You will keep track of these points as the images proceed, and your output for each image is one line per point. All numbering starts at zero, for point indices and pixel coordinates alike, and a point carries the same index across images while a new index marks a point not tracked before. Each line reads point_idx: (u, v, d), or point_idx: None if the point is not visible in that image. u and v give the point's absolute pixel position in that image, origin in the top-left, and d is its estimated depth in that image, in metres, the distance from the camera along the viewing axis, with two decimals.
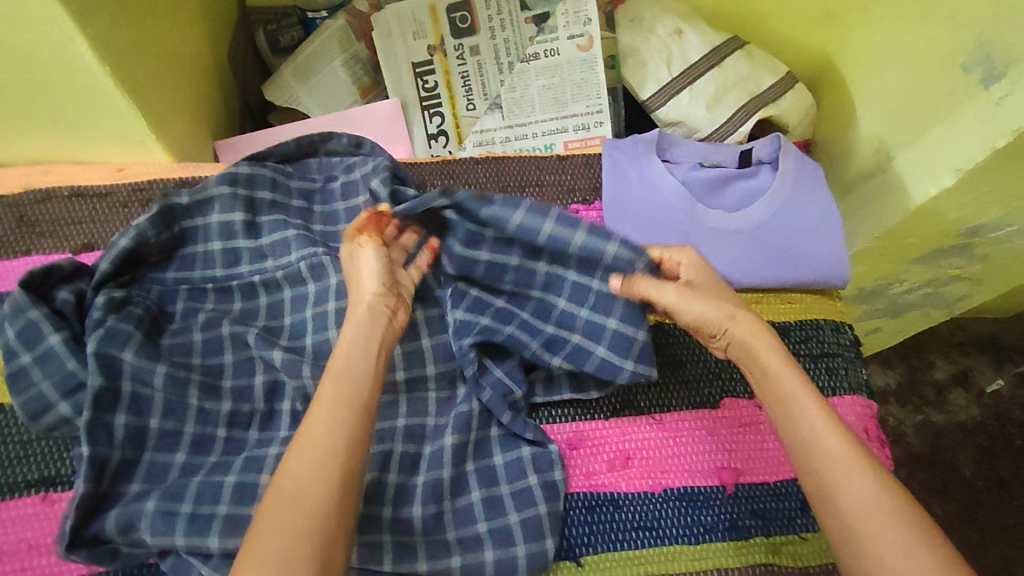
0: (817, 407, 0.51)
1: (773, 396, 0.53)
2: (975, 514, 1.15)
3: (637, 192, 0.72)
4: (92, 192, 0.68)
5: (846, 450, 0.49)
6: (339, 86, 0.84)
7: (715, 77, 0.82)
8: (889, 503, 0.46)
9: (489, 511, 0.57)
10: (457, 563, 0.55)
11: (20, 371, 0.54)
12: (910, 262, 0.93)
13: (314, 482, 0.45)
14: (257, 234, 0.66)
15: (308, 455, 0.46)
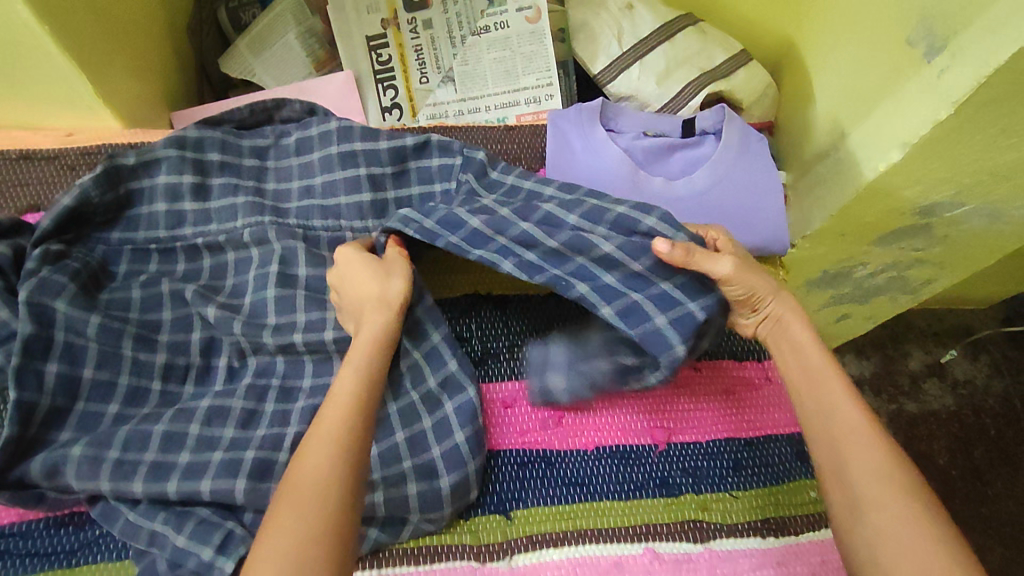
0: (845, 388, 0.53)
1: (802, 375, 0.55)
2: (949, 504, 1.15)
3: (581, 159, 0.73)
4: (40, 155, 0.70)
5: (860, 427, 0.50)
6: (294, 58, 0.86)
7: (666, 52, 0.82)
8: (898, 476, 0.47)
9: (414, 450, 0.57)
10: (380, 496, 0.55)
11: None
12: (869, 244, 0.89)
13: (319, 461, 0.45)
14: (206, 197, 0.66)
15: (320, 438, 0.47)
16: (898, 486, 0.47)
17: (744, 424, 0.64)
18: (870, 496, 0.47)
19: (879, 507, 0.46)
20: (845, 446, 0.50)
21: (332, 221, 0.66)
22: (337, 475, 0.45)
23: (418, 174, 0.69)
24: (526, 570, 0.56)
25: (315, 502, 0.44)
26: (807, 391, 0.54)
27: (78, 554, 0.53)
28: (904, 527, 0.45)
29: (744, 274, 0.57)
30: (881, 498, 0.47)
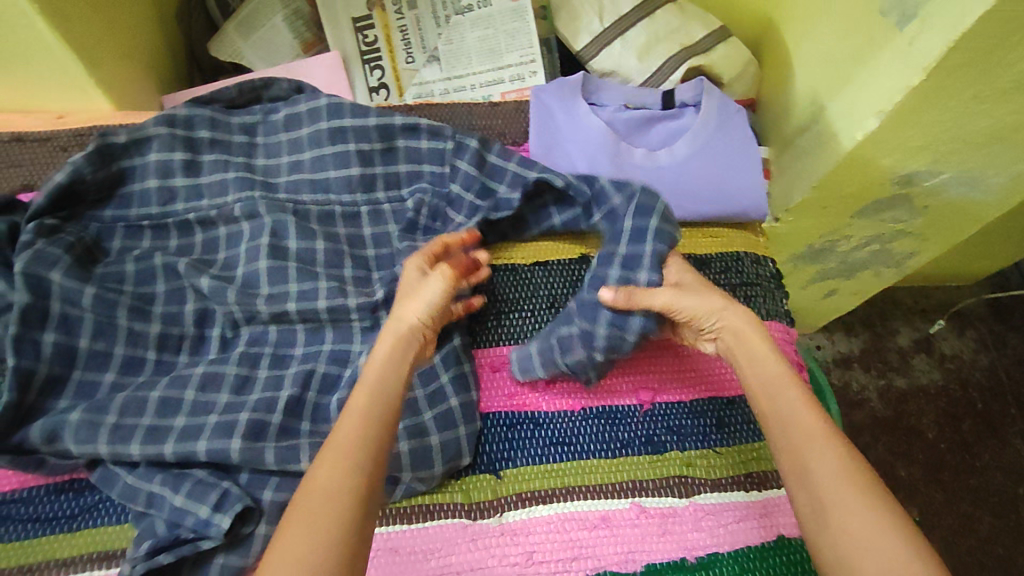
0: (796, 392, 0.51)
1: (756, 382, 0.53)
2: (939, 476, 1.17)
3: (565, 133, 0.75)
4: (32, 137, 0.71)
5: (814, 429, 0.48)
6: (282, 42, 0.87)
7: (646, 27, 0.83)
8: (857, 478, 0.45)
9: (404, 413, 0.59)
10: None
11: None
12: (852, 217, 0.91)
13: (338, 464, 0.45)
14: (196, 173, 0.67)
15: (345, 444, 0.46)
16: (853, 488, 0.44)
17: (726, 384, 0.66)
18: (833, 504, 0.44)
19: (841, 515, 0.43)
20: (802, 451, 0.47)
21: (321, 195, 0.68)
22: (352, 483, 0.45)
23: (406, 152, 0.69)
24: (516, 526, 0.57)
25: (319, 506, 0.43)
26: (765, 399, 0.52)
27: (78, 519, 0.54)
28: (869, 534, 0.42)
29: (682, 297, 0.58)
30: (844, 504, 0.44)
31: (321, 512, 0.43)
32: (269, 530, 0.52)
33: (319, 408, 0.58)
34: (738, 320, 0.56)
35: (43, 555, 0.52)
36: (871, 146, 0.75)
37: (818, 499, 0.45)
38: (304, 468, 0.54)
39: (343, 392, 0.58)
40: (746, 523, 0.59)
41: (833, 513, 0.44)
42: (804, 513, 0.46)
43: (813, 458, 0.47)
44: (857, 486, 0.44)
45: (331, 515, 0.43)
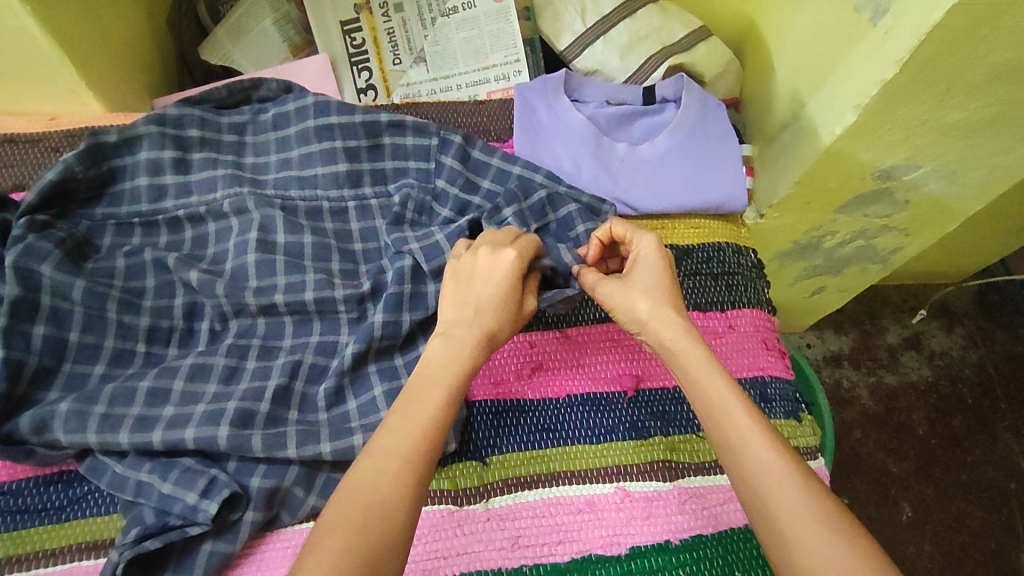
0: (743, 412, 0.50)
1: (701, 406, 0.52)
2: (931, 471, 1.18)
3: (548, 128, 0.76)
4: (24, 138, 0.72)
5: (772, 457, 0.47)
6: (271, 44, 0.89)
7: (628, 26, 0.85)
8: (821, 511, 0.44)
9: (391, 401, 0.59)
10: (358, 441, 0.56)
11: None
12: (834, 211, 0.93)
13: (375, 482, 0.45)
14: (186, 170, 0.68)
15: (392, 461, 0.46)
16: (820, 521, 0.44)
17: None
18: (801, 538, 0.43)
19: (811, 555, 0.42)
20: (759, 481, 0.46)
21: (309, 191, 0.69)
22: (403, 497, 0.45)
23: (392, 149, 0.71)
24: (502, 511, 0.58)
25: (354, 537, 0.43)
26: (711, 422, 0.51)
27: (67, 510, 0.54)
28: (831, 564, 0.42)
29: (616, 294, 0.59)
30: (812, 542, 0.43)
31: (359, 515, 0.44)
32: (256, 516, 0.53)
33: (307, 397, 0.59)
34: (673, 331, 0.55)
35: (32, 545, 0.53)
36: (850, 140, 0.76)
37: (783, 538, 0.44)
38: (291, 453, 0.55)
39: (330, 381, 0.59)
40: (730, 505, 0.60)
41: (801, 556, 0.43)
42: (774, 552, 0.44)
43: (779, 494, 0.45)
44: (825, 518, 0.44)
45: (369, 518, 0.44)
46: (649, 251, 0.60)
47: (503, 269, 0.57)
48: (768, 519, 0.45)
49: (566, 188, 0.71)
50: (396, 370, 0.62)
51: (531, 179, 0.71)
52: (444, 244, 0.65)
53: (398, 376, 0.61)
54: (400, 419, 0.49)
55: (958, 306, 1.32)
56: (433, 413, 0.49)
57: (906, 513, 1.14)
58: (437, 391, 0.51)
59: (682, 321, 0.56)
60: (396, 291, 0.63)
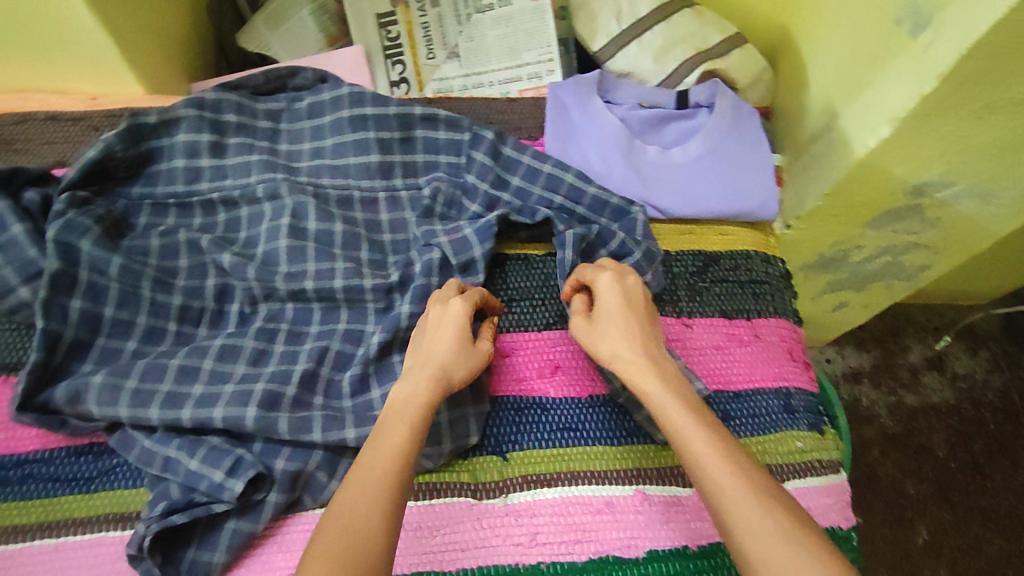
0: (700, 433, 0.50)
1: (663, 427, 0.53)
2: (949, 496, 1.16)
3: (579, 126, 0.76)
4: (66, 116, 0.73)
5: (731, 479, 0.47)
6: (308, 33, 0.89)
7: (664, 31, 0.86)
8: (782, 528, 0.44)
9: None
10: None
11: None
12: (863, 226, 0.92)
13: (355, 501, 0.46)
14: (222, 155, 0.69)
15: (366, 488, 0.47)
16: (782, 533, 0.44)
17: (731, 376, 0.67)
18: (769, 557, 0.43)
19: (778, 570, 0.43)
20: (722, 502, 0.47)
21: (341, 180, 0.71)
22: (382, 516, 0.46)
23: (424, 143, 0.73)
24: (521, 507, 0.58)
25: (342, 554, 0.43)
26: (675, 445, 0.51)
27: (96, 481, 0.57)
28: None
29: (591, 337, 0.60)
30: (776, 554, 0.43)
31: (344, 532, 0.45)
32: (279, 497, 0.54)
33: (332, 383, 0.60)
34: (631, 362, 0.56)
35: (63, 513, 0.55)
36: (883, 154, 0.75)
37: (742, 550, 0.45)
38: (316, 438, 0.56)
39: (356, 369, 0.60)
40: None
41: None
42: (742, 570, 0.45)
43: (736, 506, 0.46)
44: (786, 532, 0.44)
45: (347, 531, 0.45)
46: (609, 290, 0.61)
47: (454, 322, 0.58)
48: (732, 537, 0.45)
49: (595, 190, 0.71)
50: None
51: (561, 179, 0.71)
52: (471, 241, 0.66)
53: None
54: (373, 444, 0.50)
55: (984, 328, 1.30)
56: (399, 439, 0.50)
57: (922, 536, 1.13)
58: (403, 421, 0.52)
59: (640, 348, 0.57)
60: (423, 283, 0.63)
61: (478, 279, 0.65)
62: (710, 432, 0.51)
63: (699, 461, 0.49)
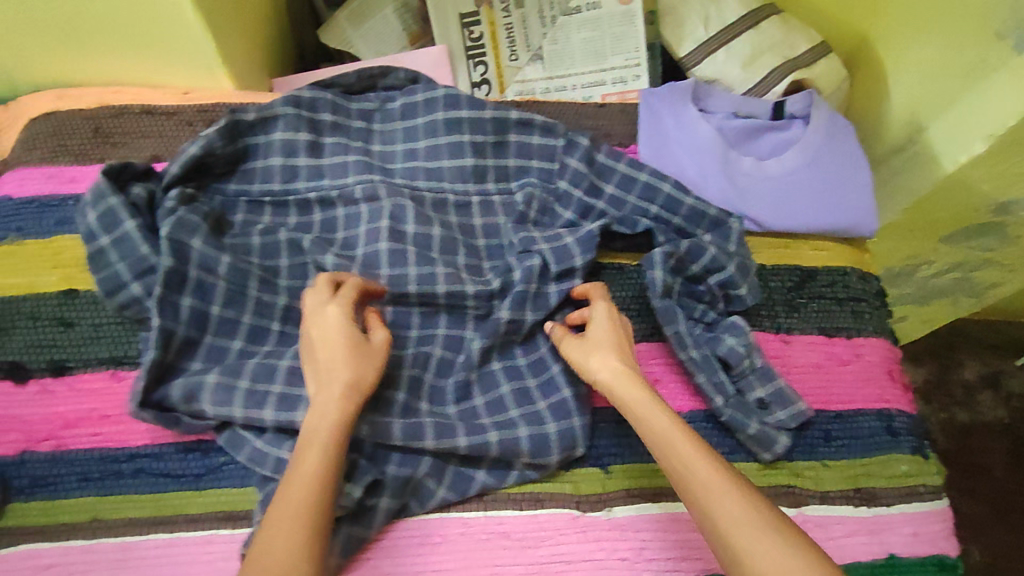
0: (699, 462, 0.48)
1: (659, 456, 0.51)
2: (1006, 517, 1.14)
3: (674, 135, 0.75)
4: (160, 110, 0.73)
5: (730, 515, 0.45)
6: (391, 32, 0.88)
7: (751, 38, 0.84)
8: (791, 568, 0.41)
9: (518, 402, 0.61)
10: (494, 439, 0.58)
11: (99, 251, 0.59)
12: (937, 242, 0.90)
13: (276, 546, 0.44)
14: (319, 154, 0.69)
15: (286, 526, 0.45)
16: (765, 531, 0.43)
17: (832, 396, 0.66)
18: None
19: None
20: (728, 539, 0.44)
21: (435, 183, 0.70)
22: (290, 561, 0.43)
23: (517, 147, 0.72)
24: (625, 521, 0.59)
25: None
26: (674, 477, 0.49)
27: (205, 477, 0.58)
28: None
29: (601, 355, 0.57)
30: None
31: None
32: (390, 503, 0.55)
33: (436, 389, 0.61)
34: (621, 388, 0.54)
35: (176, 508, 0.57)
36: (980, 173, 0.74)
37: None
38: (429, 445, 0.56)
39: (458, 377, 0.61)
40: (853, 539, 0.60)
41: None
42: None
43: (744, 544, 0.43)
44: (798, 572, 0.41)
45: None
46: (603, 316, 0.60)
47: (335, 326, 0.54)
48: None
49: (693, 202, 0.70)
50: (520, 369, 0.63)
51: (658, 189, 0.70)
52: (570, 251, 0.65)
53: (523, 376, 0.63)
54: (292, 481, 0.47)
55: None
56: (309, 469, 0.48)
57: (976, 556, 1.11)
58: (318, 450, 0.49)
59: (627, 374, 0.55)
60: (523, 290, 0.63)
61: (575, 285, 0.65)
62: (706, 462, 0.48)
63: (695, 492, 0.47)
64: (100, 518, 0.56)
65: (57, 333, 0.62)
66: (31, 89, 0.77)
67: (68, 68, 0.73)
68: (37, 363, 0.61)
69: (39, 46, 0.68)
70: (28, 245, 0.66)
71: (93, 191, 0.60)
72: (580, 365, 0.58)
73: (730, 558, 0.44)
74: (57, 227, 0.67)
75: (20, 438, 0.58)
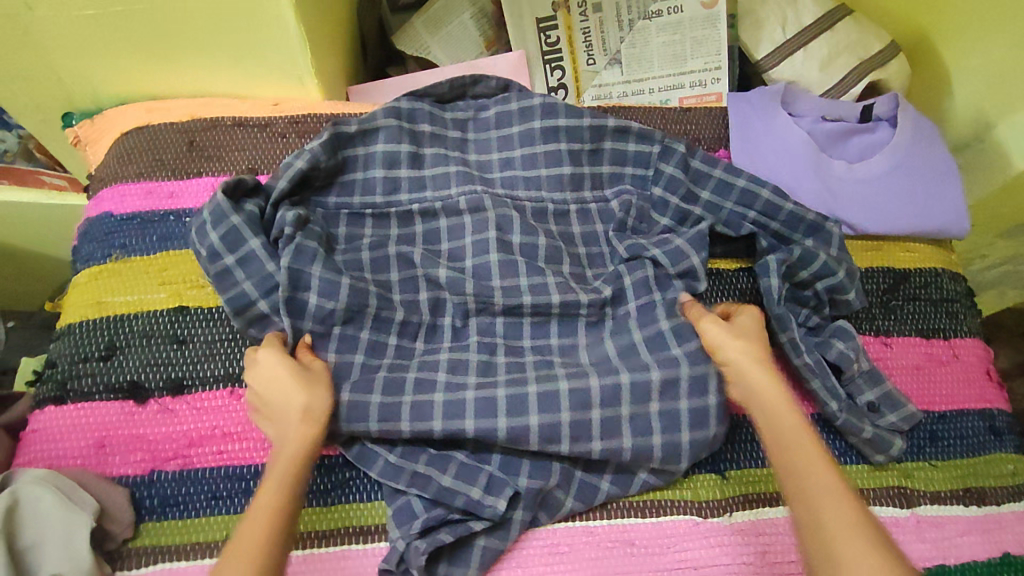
0: (828, 471, 0.48)
1: (780, 453, 0.51)
2: None
3: (766, 139, 0.75)
4: (252, 122, 0.73)
5: (845, 529, 0.44)
6: (468, 37, 0.88)
7: (829, 40, 0.85)
8: None
9: (634, 400, 0.58)
10: (628, 446, 0.58)
11: (224, 271, 0.60)
12: (999, 237, 0.92)
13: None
14: (420, 165, 0.69)
15: (238, 558, 0.46)
16: (878, 552, 0.43)
17: (937, 397, 0.67)
18: None
19: None
20: (835, 547, 0.44)
21: (534, 192, 0.70)
22: None
23: (612, 154, 0.72)
24: (745, 526, 0.61)
25: None
26: (791, 478, 0.49)
27: (332, 494, 0.59)
28: None
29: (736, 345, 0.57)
30: None
31: None
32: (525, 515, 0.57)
33: None
34: (762, 382, 0.55)
35: (307, 525, 0.57)
36: None
37: None
38: (560, 456, 0.57)
39: None
40: (968, 538, 0.61)
41: None
42: None
43: (851, 559, 0.43)
44: None
45: None
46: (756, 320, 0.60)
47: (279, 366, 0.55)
48: None
49: (793, 206, 0.70)
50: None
51: (757, 195, 0.70)
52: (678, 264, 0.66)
53: (647, 375, 0.59)
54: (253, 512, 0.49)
55: None
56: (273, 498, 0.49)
57: None
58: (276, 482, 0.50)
59: (769, 369, 0.55)
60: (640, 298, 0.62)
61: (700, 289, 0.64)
62: (829, 472, 0.48)
63: (812, 495, 0.47)
64: (233, 537, 0.56)
65: (171, 351, 0.62)
66: (115, 102, 0.76)
67: (162, 81, 0.74)
68: (155, 382, 0.61)
69: (139, 53, 0.69)
70: (134, 262, 0.66)
71: (213, 211, 0.61)
72: (715, 345, 0.58)
73: (831, 564, 0.43)
74: (161, 242, 0.66)
75: (146, 458, 0.59)
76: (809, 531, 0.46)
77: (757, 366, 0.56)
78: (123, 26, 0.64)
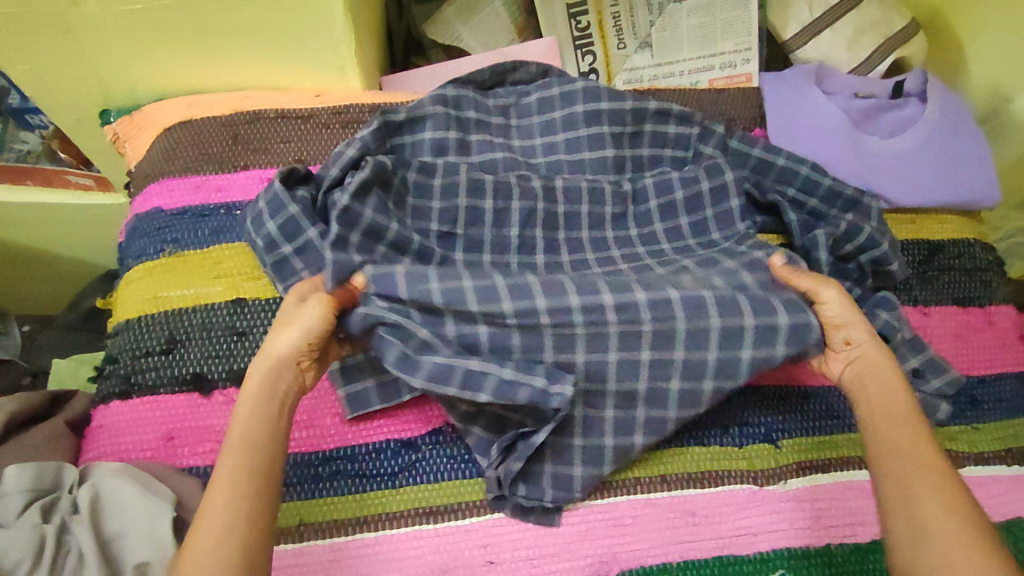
0: (915, 422, 0.52)
1: (873, 405, 0.54)
2: None
3: (801, 116, 0.77)
4: (295, 114, 0.73)
5: (922, 470, 0.49)
6: (499, 25, 0.89)
7: (856, 18, 0.85)
8: (969, 532, 0.45)
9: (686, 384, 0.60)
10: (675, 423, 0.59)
11: (284, 261, 0.63)
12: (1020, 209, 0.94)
13: (218, 508, 0.45)
14: (467, 152, 0.70)
15: (228, 484, 0.46)
16: (949, 492, 0.48)
17: (974, 362, 0.69)
18: (937, 542, 0.45)
19: (945, 558, 0.44)
20: (910, 487, 0.48)
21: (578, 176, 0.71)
22: (247, 514, 0.45)
23: (653, 136, 0.73)
24: (801, 492, 0.62)
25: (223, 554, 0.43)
26: (881, 426, 0.53)
27: (400, 476, 0.60)
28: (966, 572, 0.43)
29: (843, 302, 0.59)
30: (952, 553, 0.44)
31: (219, 531, 0.44)
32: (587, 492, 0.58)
33: None
34: (874, 355, 0.57)
35: (376, 507, 0.58)
36: None
37: (916, 529, 0.46)
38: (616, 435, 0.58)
39: None
40: (1014, 496, 0.63)
41: (938, 556, 0.45)
42: (904, 544, 0.47)
43: (922, 497, 0.48)
44: (975, 541, 0.45)
45: (234, 531, 0.44)
46: (840, 305, 0.59)
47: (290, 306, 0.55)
48: (913, 520, 0.47)
49: (831, 183, 0.71)
50: None
51: (796, 172, 0.72)
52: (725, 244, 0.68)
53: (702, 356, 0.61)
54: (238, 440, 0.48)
55: None
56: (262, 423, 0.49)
57: None
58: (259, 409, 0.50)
59: (873, 342, 0.58)
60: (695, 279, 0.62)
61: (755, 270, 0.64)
62: (918, 426, 0.52)
63: (894, 442, 0.51)
64: (307, 522, 0.57)
65: (231, 343, 0.63)
66: (153, 97, 0.76)
67: (201, 75, 0.73)
68: (218, 373, 0.61)
69: (182, 48, 0.69)
70: (186, 257, 0.66)
71: (269, 201, 0.62)
72: (840, 322, 0.59)
73: (902, 499, 0.48)
74: (214, 236, 0.67)
75: (214, 448, 0.59)
76: (887, 470, 0.50)
77: (872, 342, 0.58)
78: (167, 20, 0.64)
